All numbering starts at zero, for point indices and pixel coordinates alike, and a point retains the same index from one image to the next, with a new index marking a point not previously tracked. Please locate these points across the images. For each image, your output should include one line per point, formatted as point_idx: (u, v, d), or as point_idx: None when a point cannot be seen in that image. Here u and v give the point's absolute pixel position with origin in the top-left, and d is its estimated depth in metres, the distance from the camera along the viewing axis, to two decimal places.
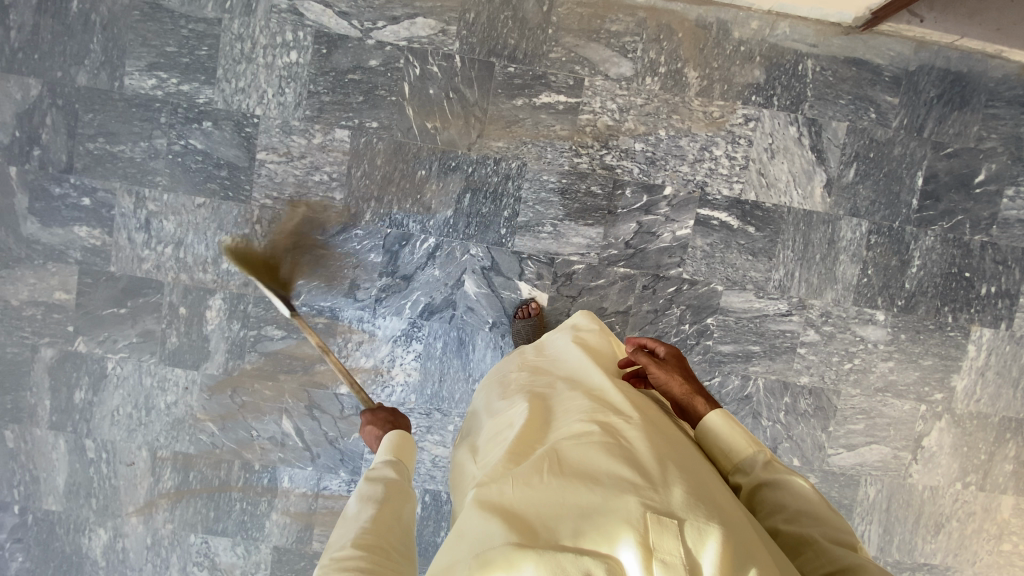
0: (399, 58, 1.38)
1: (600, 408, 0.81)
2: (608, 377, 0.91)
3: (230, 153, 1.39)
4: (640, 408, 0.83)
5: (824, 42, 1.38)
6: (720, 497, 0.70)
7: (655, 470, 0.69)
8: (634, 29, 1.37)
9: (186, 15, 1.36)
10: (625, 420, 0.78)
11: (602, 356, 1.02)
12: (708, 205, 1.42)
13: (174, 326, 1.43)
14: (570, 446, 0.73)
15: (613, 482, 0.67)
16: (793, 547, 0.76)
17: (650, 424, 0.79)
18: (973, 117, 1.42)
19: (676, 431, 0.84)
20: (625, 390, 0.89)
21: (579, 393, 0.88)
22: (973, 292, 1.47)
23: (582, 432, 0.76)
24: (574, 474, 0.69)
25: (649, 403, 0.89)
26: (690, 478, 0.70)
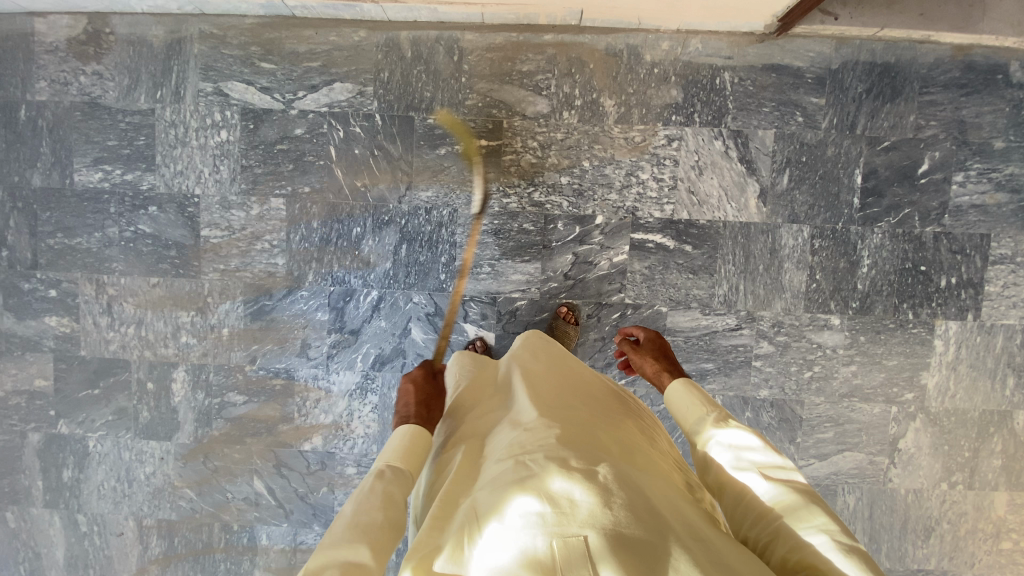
0: (323, 123, 1.42)
1: (517, 439, 0.81)
2: (530, 394, 0.90)
3: (176, 233, 1.46)
4: (558, 423, 0.82)
5: (740, 53, 1.36)
6: (642, 501, 0.71)
7: (567, 492, 0.70)
8: (545, 67, 1.38)
9: (122, 109, 1.44)
10: (537, 444, 0.78)
11: (534, 369, 0.99)
12: (641, 228, 1.42)
13: (144, 401, 1.51)
14: (486, 488, 0.74)
15: (521, 520, 0.68)
16: (732, 484, 0.79)
17: (568, 438, 0.79)
18: (908, 107, 1.37)
19: (602, 433, 0.84)
20: (546, 401, 0.88)
21: (504, 422, 0.88)
22: (932, 286, 1.41)
23: (499, 469, 0.77)
24: (488, 516, 0.70)
25: (575, 407, 0.89)
26: (606, 491, 0.70)
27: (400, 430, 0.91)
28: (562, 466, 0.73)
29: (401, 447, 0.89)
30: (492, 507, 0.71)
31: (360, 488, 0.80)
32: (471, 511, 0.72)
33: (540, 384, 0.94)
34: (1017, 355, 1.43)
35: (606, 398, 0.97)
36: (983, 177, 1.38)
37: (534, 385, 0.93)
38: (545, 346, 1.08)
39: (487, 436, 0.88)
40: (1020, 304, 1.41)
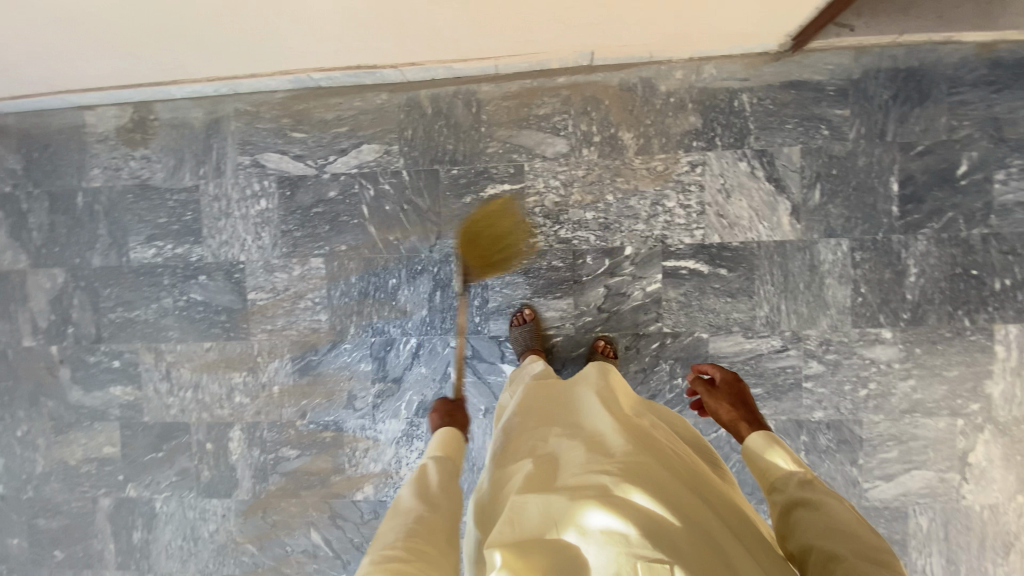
0: (353, 183, 1.48)
1: (600, 454, 0.82)
2: (610, 411, 0.92)
3: (225, 299, 1.54)
4: (642, 449, 0.83)
5: (756, 73, 1.35)
6: (721, 540, 0.72)
7: (652, 516, 0.71)
8: (561, 108, 1.41)
9: (170, 188, 1.54)
10: (623, 463, 0.79)
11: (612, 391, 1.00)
12: (672, 256, 1.41)
13: (205, 461, 1.57)
14: (566, 495, 0.74)
15: (606, 534, 0.68)
16: (823, 564, 0.73)
17: (649, 462, 0.80)
18: (939, 108, 1.32)
19: (675, 461, 0.86)
20: (624, 421, 0.90)
21: (579, 435, 0.89)
22: (988, 290, 1.34)
23: (580, 480, 0.77)
24: (570, 521, 0.71)
25: (655, 437, 0.90)
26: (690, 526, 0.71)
27: (436, 433, 1.11)
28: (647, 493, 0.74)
29: (438, 442, 1.08)
30: (576, 513, 0.71)
31: (411, 475, 0.98)
32: (551, 516, 0.73)
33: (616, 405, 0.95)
34: None
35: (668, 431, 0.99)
36: None
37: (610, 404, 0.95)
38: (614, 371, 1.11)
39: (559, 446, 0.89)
40: None
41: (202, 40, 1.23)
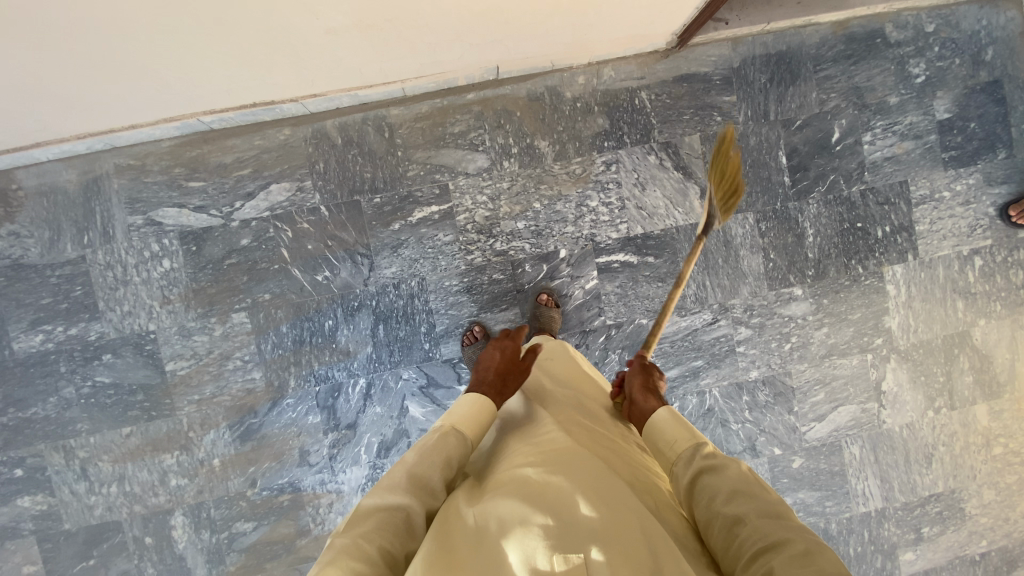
0: (268, 228, 1.39)
1: (534, 452, 0.84)
2: (547, 417, 0.94)
3: (140, 374, 1.38)
4: (574, 442, 0.86)
5: (650, 71, 1.44)
6: (642, 519, 0.72)
7: (571, 504, 0.71)
8: (475, 124, 1.41)
9: (50, 263, 1.35)
10: (552, 458, 0.81)
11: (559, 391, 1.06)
12: (603, 252, 1.47)
13: (146, 557, 1.40)
14: (495, 492, 0.76)
15: (526, 523, 0.69)
16: (728, 528, 0.72)
17: (576, 457, 0.81)
18: (809, 85, 1.48)
19: (606, 455, 0.87)
20: (559, 425, 0.92)
21: (516, 442, 0.90)
22: (871, 238, 1.53)
23: (509, 479, 0.78)
24: (492, 516, 0.71)
25: (592, 431, 0.94)
26: (609, 510, 0.72)
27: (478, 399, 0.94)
28: (568, 485, 0.74)
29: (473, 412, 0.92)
30: (497, 509, 0.72)
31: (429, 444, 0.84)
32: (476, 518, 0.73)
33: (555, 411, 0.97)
34: (959, 279, 1.56)
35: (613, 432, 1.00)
36: (888, 132, 1.51)
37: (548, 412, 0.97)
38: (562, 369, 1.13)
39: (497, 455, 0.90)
40: (949, 234, 1.55)
41: (68, 95, 1.10)
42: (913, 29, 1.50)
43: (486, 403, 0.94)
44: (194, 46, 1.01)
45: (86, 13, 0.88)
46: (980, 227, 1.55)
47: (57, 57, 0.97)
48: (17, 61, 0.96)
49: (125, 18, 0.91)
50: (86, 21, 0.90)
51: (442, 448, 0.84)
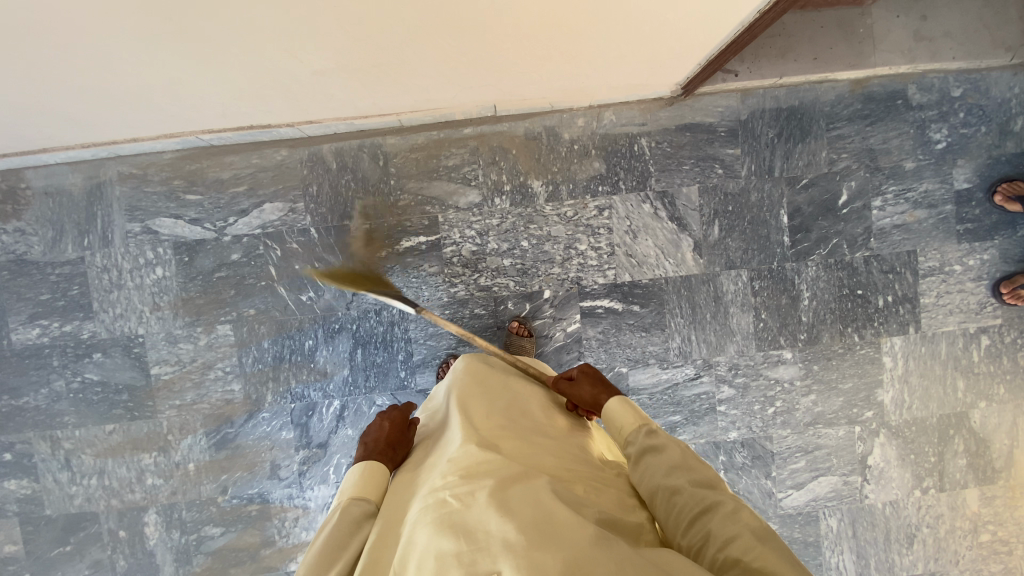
0: (258, 245, 1.41)
1: (445, 468, 0.81)
2: (462, 421, 0.90)
3: (126, 375, 1.43)
4: (483, 446, 0.83)
5: (652, 118, 1.41)
6: (558, 523, 0.70)
7: (481, 523, 0.69)
8: (470, 158, 1.41)
9: (51, 261, 1.41)
10: (460, 472, 0.78)
11: (474, 386, 1.01)
12: (588, 296, 1.45)
13: (119, 550, 1.46)
14: (411, 529, 0.74)
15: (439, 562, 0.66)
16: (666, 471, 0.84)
17: (490, 467, 0.78)
18: (819, 144, 1.43)
19: (525, 460, 0.84)
20: (474, 428, 0.88)
21: (436, 456, 0.88)
22: (871, 307, 1.47)
23: (422, 510, 0.75)
24: (411, 560, 0.69)
25: (507, 430, 0.91)
26: (522, 520, 0.69)
27: (365, 465, 0.92)
28: (478, 502, 0.72)
29: (365, 480, 0.90)
30: (414, 550, 0.70)
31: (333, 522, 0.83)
32: (400, 566, 0.71)
33: (475, 410, 0.94)
34: (962, 357, 1.49)
35: (539, 421, 0.98)
36: (900, 198, 1.44)
37: (466, 412, 0.94)
38: (483, 363, 1.09)
39: (420, 473, 0.88)
40: (956, 310, 1.47)
41: (62, 112, 1.12)
42: (939, 92, 1.42)
43: (377, 465, 0.92)
44: (184, 77, 1.03)
45: (78, 44, 0.89)
46: (990, 305, 1.47)
47: (49, 79, 0.98)
48: (22, 79, 0.98)
49: (142, 53, 0.94)
50: (76, 50, 0.91)
51: (340, 528, 0.82)
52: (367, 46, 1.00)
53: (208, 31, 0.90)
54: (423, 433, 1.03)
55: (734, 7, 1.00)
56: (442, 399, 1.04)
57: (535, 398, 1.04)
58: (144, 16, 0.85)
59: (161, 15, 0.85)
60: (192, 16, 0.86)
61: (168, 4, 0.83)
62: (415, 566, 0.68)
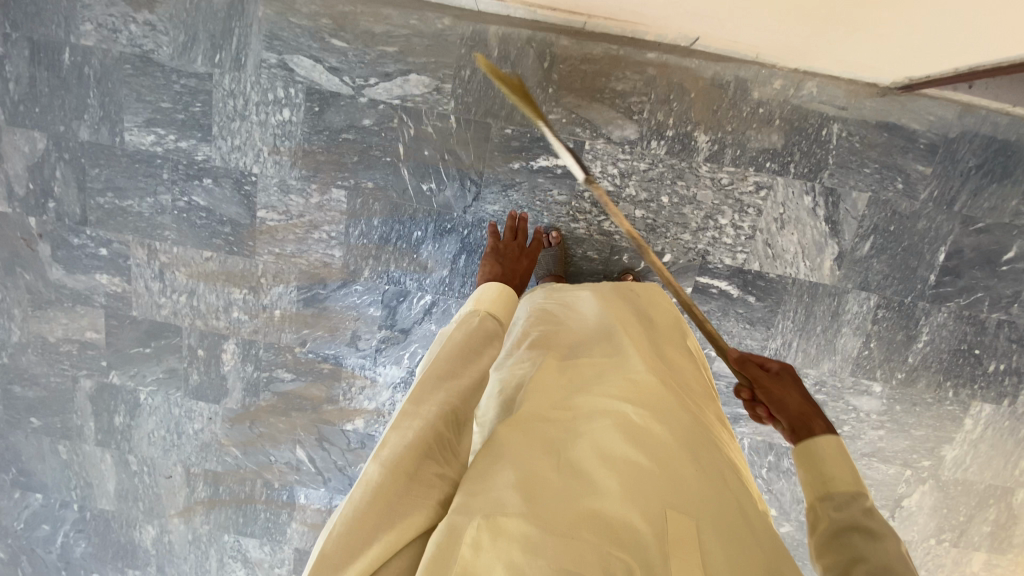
0: (393, 116, 1.32)
1: (627, 384, 0.80)
2: (634, 343, 0.89)
3: (231, 210, 1.41)
4: (663, 380, 0.83)
5: (855, 105, 1.25)
6: (732, 483, 0.72)
7: (670, 455, 0.71)
8: (642, 89, 1.26)
9: (178, 68, 1.32)
10: (648, 397, 0.77)
11: (635, 314, 0.98)
12: (708, 272, 1.38)
13: (194, 365, 1.55)
14: (589, 427, 0.73)
15: (631, 473, 0.67)
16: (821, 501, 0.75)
17: (672, 402, 0.79)
18: (1014, 190, 1.29)
19: (692, 404, 0.85)
20: (646, 355, 0.87)
21: (600, 362, 0.86)
22: (980, 369, 1.42)
23: (601, 414, 0.75)
24: (590, 449, 0.70)
25: (671, 370, 0.90)
26: (707, 470, 0.71)
27: (489, 283, 0.94)
28: (667, 434, 0.73)
29: (493, 295, 0.91)
30: (596, 444, 0.71)
31: (463, 321, 0.84)
32: (572, 451, 0.71)
33: (641, 336, 0.92)
34: None
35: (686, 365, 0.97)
36: None
37: (635, 335, 0.92)
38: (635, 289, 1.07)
39: (577, 364, 0.86)
40: None
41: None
42: None
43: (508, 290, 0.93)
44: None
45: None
46: None
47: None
48: None
49: None
50: None
51: (478, 336, 0.81)
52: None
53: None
54: (558, 318, 0.99)
55: None
56: (597, 303, 1.00)
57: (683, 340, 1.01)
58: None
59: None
60: None
61: None
62: (595, 457, 0.69)
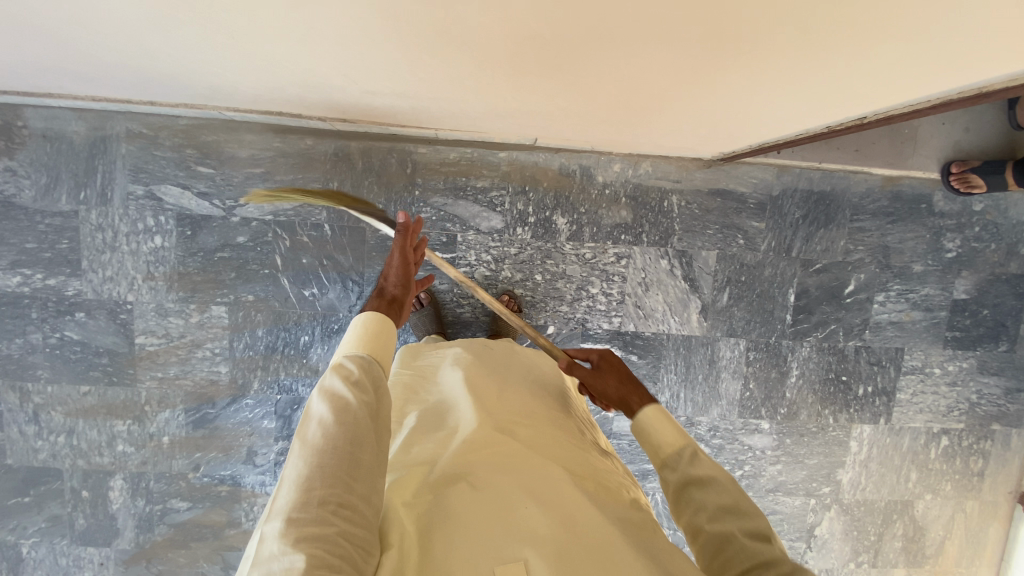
0: (267, 231, 1.36)
1: (465, 447, 0.82)
2: (476, 402, 0.91)
3: (108, 340, 1.38)
4: (501, 432, 0.85)
5: (688, 177, 1.41)
6: (577, 519, 0.72)
7: (511, 509, 0.72)
8: (500, 183, 1.38)
9: (41, 209, 1.32)
10: (482, 457, 0.80)
11: (483, 372, 1.02)
12: (590, 338, 1.46)
13: (79, 509, 1.44)
14: (432, 506, 0.74)
15: (467, 546, 0.68)
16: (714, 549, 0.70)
17: (507, 455, 0.81)
18: (840, 232, 1.45)
19: (542, 444, 0.86)
20: (495, 413, 0.90)
21: (449, 431, 0.88)
22: (851, 394, 1.54)
23: (441, 487, 0.77)
24: (433, 537, 0.70)
25: (521, 414, 0.93)
26: (549, 513, 0.71)
27: (358, 319, 0.87)
28: (509, 488, 0.74)
29: (363, 332, 0.85)
30: (439, 526, 0.71)
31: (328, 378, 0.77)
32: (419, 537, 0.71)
33: (486, 394, 0.95)
34: (920, 452, 1.58)
35: (553, 408, 0.99)
36: (901, 297, 1.49)
37: (478, 393, 0.95)
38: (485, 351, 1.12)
39: (430, 440, 0.88)
40: (926, 409, 1.56)
41: (104, 74, 1.07)
42: (962, 203, 1.45)
43: (384, 321, 0.87)
44: (247, 71, 1.01)
45: (138, 30, 0.86)
46: (957, 410, 1.56)
47: (91, 46, 0.94)
48: (64, 48, 0.96)
49: (189, 45, 0.92)
50: (131, 36, 0.89)
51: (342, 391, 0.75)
52: (423, 79, 1.02)
53: (270, 42, 0.89)
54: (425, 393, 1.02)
55: (797, 122, 1.05)
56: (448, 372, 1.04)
57: (547, 387, 1.05)
58: (215, 22, 0.83)
59: (231, 23, 0.83)
60: (246, 20, 0.82)
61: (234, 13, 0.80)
62: (435, 542, 0.70)
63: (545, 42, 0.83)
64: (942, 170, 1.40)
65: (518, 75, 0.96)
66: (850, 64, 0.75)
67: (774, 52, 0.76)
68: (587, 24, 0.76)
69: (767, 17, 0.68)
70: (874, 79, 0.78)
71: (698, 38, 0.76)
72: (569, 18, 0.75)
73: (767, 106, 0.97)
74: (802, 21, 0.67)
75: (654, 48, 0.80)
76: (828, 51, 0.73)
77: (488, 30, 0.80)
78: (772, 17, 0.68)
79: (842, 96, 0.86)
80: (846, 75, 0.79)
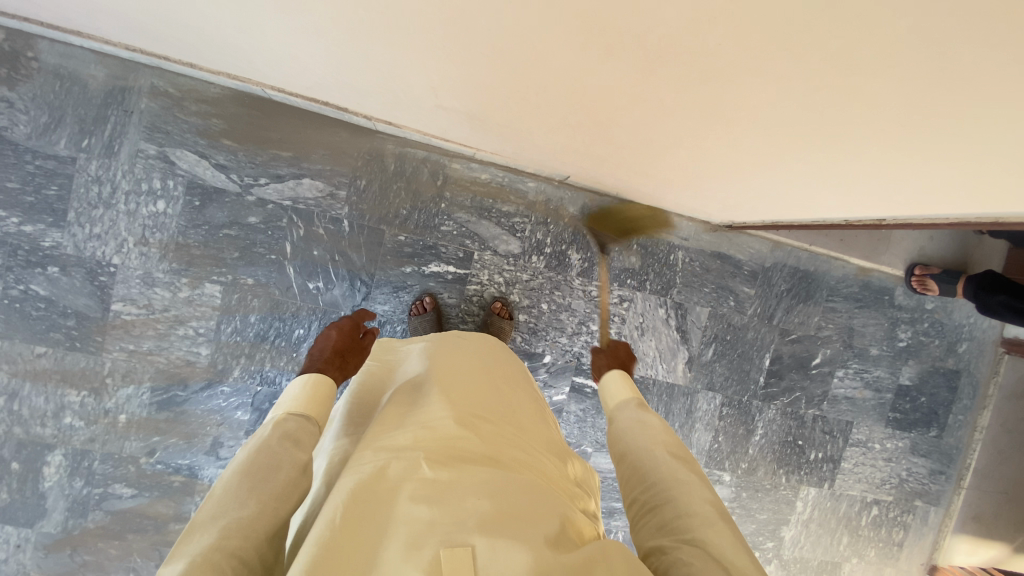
0: (282, 216, 1.32)
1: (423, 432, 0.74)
2: (441, 391, 0.83)
3: (80, 301, 1.27)
4: (465, 419, 0.77)
5: (695, 236, 1.51)
6: (533, 517, 0.64)
7: (463, 495, 0.64)
8: (524, 211, 1.42)
9: (34, 149, 1.21)
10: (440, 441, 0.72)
11: (451, 365, 0.94)
12: (582, 372, 1.51)
13: (4, 482, 1.28)
14: (380, 479, 0.66)
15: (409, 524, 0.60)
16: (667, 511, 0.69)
17: (468, 444, 0.72)
18: (815, 308, 1.60)
19: (508, 438, 0.79)
20: (458, 403, 0.81)
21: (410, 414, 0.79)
22: (804, 457, 1.67)
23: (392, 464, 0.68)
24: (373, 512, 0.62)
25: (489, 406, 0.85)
26: (504, 505, 0.64)
27: (299, 377, 0.82)
28: (464, 474, 0.66)
29: (304, 392, 0.79)
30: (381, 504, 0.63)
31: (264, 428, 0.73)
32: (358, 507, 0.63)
33: (451, 383, 0.87)
34: (854, 518, 1.73)
35: (523, 408, 0.92)
36: (857, 375, 1.66)
37: (446, 382, 0.87)
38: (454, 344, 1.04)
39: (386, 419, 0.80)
40: (864, 479, 1.71)
41: (157, 32, 1.02)
42: (917, 301, 1.64)
43: (322, 379, 0.82)
44: (320, 64, 1.00)
45: (227, 6, 0.84)
46: (889, 484, 1.73)
47: (166, 4, 0.88)
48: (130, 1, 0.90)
49: (271, 30, 0.90)
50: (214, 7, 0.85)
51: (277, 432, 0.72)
52: (504, 106, 1.00)
53: (362, 44, 0.89)
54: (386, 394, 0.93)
55: (816, 214, 1.16)
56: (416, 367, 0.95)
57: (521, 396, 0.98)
58: (319, 17, 0.83)
59: (335, 20, 0.83)
60: (354, 19, 0.82)
61: (347, 12, 0.80)
62: (375, 519, 0.61)
63: (657, 101, 0.82)
64: (906, 270, 1.59)
65: (578, 126, 1.00)
66: (913, 189, 0.84)
67: (826, 163, 0.85)
68: (714, 101, 0.77)
69: (881, 143, 0.73)
70: (904, 198, 0.89)
71: (800, 138, 0.80)
72: (698, 91, 0.76)
73: (799, 197, 1.07)
74: (862, 146, 0.75)
75: (757, 135, 0.83)
76: (874, 171, 0.82)
77: (579, 84, 0.84)
78: (864, 142, 0.74)
79: (871, 203, 0.98)
80: (880, 190, 0.89)
